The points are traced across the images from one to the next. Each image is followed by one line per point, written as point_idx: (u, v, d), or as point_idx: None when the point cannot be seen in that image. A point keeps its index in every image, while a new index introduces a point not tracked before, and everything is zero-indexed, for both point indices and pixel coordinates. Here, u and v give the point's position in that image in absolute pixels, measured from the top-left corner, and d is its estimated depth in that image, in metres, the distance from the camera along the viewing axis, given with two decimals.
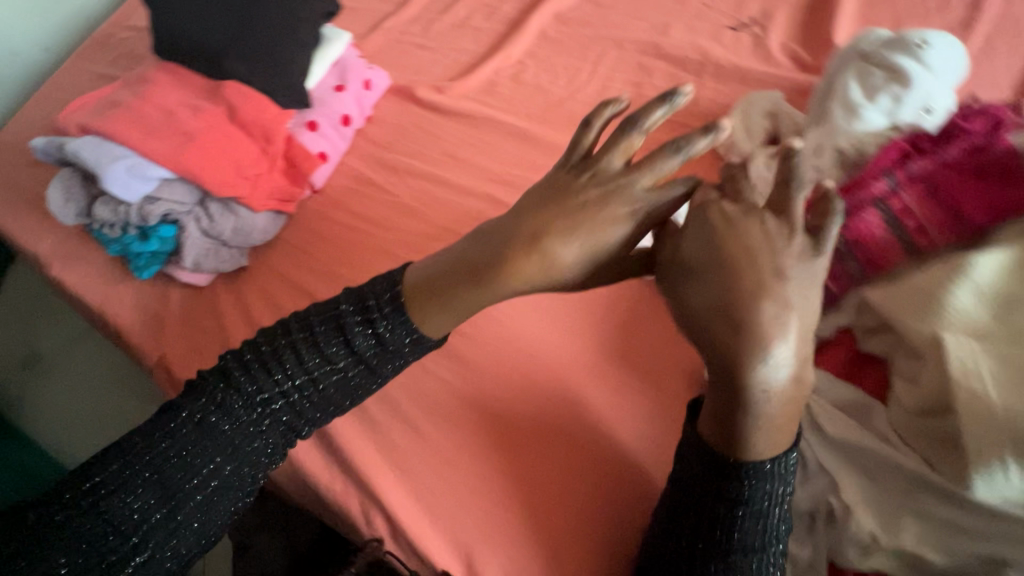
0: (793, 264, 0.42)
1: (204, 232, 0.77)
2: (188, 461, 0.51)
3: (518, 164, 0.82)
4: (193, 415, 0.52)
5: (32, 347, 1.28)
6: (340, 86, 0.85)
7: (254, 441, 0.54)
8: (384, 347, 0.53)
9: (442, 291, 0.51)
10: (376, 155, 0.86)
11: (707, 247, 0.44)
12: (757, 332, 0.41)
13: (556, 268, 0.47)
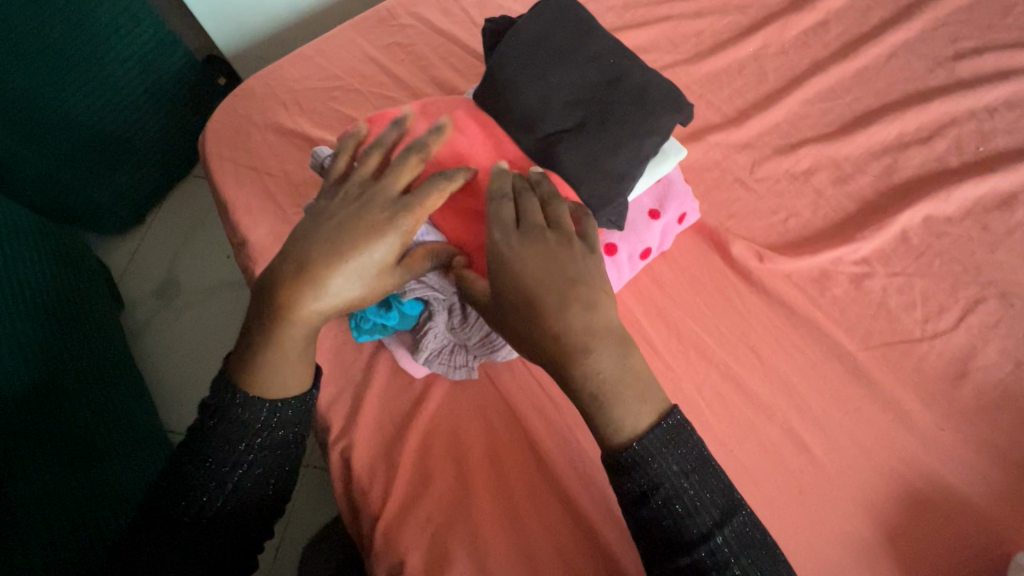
0: (578, 266, 0.51)
1: (449, 327, 0.64)
2: (212, 494, 0.53)
3: (834, 399, 0.64)
4: (210, 449, 0.53)
5: (173, 277, 1.23)
6: (656, 212, 0.69)
7: (276, 448, 0.55)
8: (251, 417, 0.53)
9: (273, 334, 0.48)
10: (658, 302, 0.71)
11: (517, 273, 0.49)
12: (579, 343, 0.48)
13: (340, 298, 0.48)
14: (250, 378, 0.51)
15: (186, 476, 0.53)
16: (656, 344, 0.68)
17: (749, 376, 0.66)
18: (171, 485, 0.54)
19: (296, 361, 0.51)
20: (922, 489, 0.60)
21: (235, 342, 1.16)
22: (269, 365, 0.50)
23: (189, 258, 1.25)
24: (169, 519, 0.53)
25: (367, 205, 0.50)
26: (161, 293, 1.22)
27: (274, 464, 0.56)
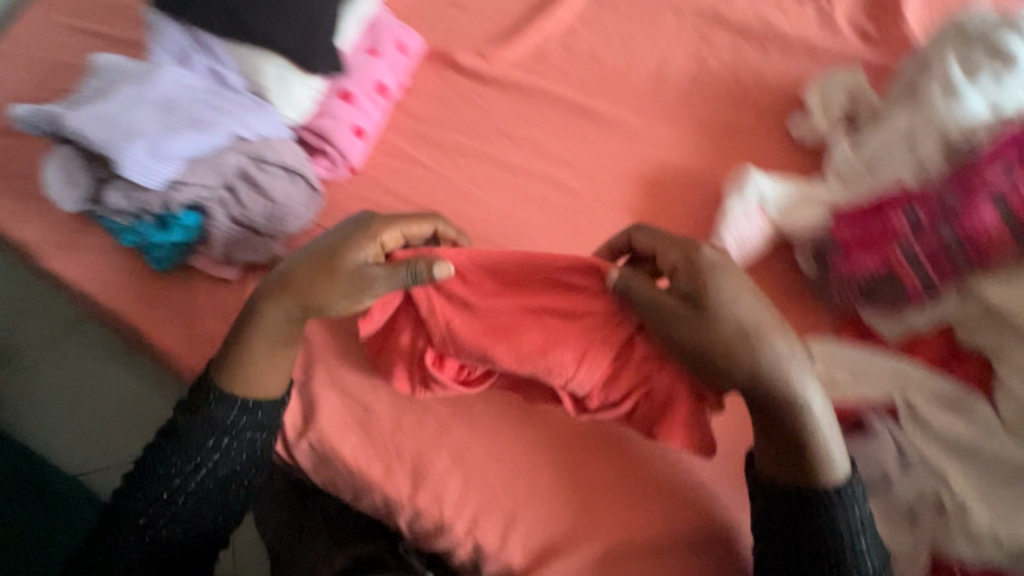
0: (738, 303, 0.50)
1: (233, 219, 0.69)
2: (171, 493, 0.57)
3: (577, 142, 0.75)
4: (173, 440, 0.58)
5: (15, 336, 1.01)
6: (374, 50, 0.77)
7: (236, 451, 0.59)
8: (219, 432, 0.58)
9: (231, 346, 0.59)
10: (417, 129, 0.78)
11: (706, 338, 0.49)
12: (774, 366, 0.49)
13: (757, 368, 0.49)
14: (228, 378, 0.58)
15: (151, 470, 0.58)
16: (427, 164, 0.76)
17: (507, 154, 0.76)
18: (138, 479, 0.58)
19: (266, 364, 0.59)
20: (660, 177, 0.73)
21: (122, 367, 0.99)
22: (245, 366, 0.58)
23: (23, 307, 1.02)
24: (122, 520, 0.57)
25: (354, 259, 0.56)
26: (12, 356, 1.01)
27: (220, 487, 0.59)
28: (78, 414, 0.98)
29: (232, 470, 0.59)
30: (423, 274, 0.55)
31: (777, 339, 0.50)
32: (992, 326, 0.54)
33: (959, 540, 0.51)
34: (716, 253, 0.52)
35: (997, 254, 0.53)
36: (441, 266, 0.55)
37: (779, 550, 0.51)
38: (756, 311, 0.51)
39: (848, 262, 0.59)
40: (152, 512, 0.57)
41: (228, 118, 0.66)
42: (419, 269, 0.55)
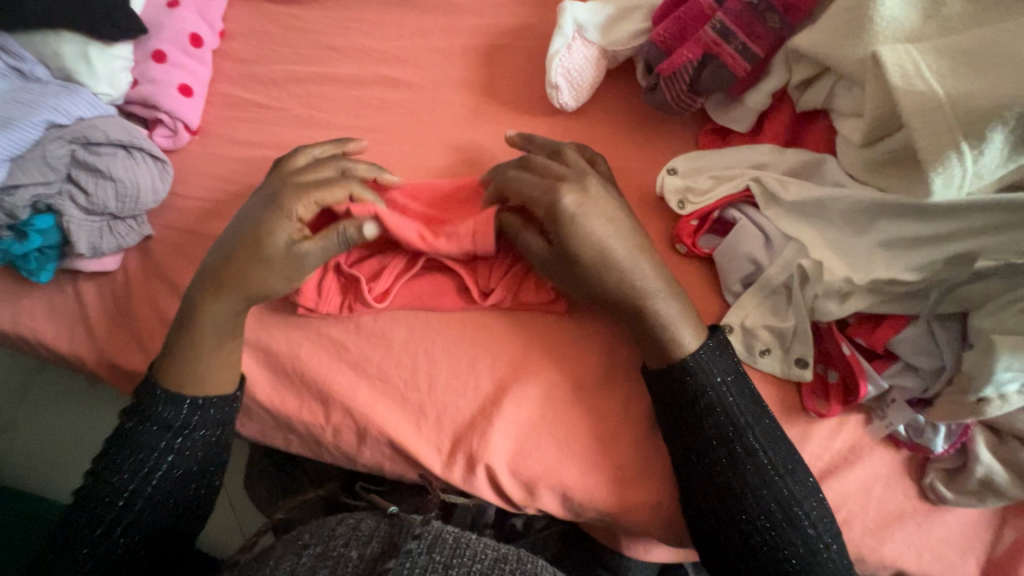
0: (604, 198, 0.55)
1: (87, 211, 0.67)
2: (133, 492, 0.54)
3: (402, 35, 0.73)
4: (132, 437, 0.56)
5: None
6: (174, 2, 0.74)
7: (198, 448, 0.57)
8: (193, 408, 0.57)
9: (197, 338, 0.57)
10: (249, 72, 0.77)
11: (592, 217, 0.54)
12: (620, 254, 0.53)
13: (599, 265, 0.53)
14: (172, 381, 0.57)
15: (108, 471, 0.55)
16: (266, 102, 0.75)
17: (338, 67, 0.74)
18: (93, 486, 0.54)
19: (224, 361, 0.59)
20: (492, 42, 0.71)
21: (90, 401, 1.03)
22: (201, 362, 0.57)
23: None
24: (79, 532, 0.53)
25: (278, 246, 0.57)
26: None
27: (200, 461, 0.57)
28: (66, 454, 1.01)
29: (190, 469, 0.57)
30: (355, 236, 0.57)
31: (620, 257, 0.54)
32: (816, 81, 0.53)
33: (828, 301, 0.51)
34: (574, 198, 0.54)
35: (807, 2, 0.51)
36: (369, 223, 0.57)
37: (675, 418, 0.53)
38: (605, 211, 0.54)
39: (669, 59, 0.56)
40: (109, 520, 0.53)
41: (38, 106, 0.64)
42: (347, 232, 0.57)
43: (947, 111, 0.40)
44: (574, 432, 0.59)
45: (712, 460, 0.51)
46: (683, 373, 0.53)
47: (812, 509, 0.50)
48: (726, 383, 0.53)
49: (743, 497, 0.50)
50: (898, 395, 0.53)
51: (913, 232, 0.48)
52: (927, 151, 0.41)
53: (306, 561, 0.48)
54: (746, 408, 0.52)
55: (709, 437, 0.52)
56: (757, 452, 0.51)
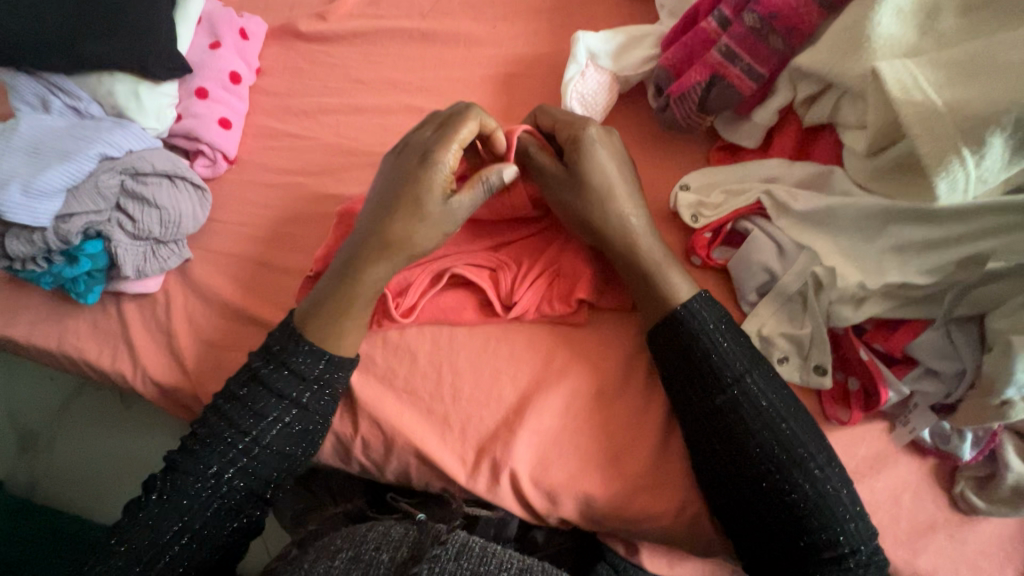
0: (609, 150, 0.61)
1: (133, 236, 0.72)
2: (241, 448, 0.59)
3: (424, 66, 0.78)
4: (249, 396, 0.60)
5: (23, 425, 1.07)
6: (216, 43, 0.80)
7: (303, 418, 0.61)
8: (306, 382, 0.60)
9: (344, 306, 0.61)
10: (281, 104, 0.82)
11: (595, 169, 0.59)
12: (616, 202, 0.59)
13: (599, 209, 0.59)
14: (319, 337, 0.61)
15: (220, 424, 0.59)
16: (298, 131, 0.80)
17: (365, 98, 0.79)
18: (207, 437, 0.59)
19: (362, 323, 0.62)
20: (509, 70, 0.76)
21: (125, 419, 1.06)
22: (340, 323, 0.61)
23: (20, 397, 1.08)
24: (188, 477, 0.58)
25: (426, 201, 0.59)
26: (25, 444, 1.07)
27: (294, 440, 0.61)
28: (99, 472, 1.04)
29: (287, 447, 0.60)
30: (495, 178, 0.59)
31: (621, 196, 0.59)
32: (820, 97, 0.55)
33: (843, 307, 0.52)
34: (598, 132, 0.61)
35: (807, 23, 0.54)
36: (509, 169, 0.59)
37: (683, 371, 0.55)
38: (618, 154, 0.61)
39: (678, 81, 0.59)
40: (217, 468, 0.58)
41: (93, 140, 0.69)
42: (491, 176, 0.59)
43: (947, 118, 0.42)
44: (595, 439, 0.60)
45: (715, 408, 0.54)
46: (680, 323, 0.55)
47: (816, 450, 0.52)
48: (722, 331, 0.55)
49: (747, 444, 0.52)
50: (920, 401, 0.53)
51: (924, 237, 0.49)
52: (931, 157, 0.42)
53: (340, 565, 0.52)
54: (741, 354, 0.54)
55: (709, 387, 0.54)
56: (755, 399, 0.53)
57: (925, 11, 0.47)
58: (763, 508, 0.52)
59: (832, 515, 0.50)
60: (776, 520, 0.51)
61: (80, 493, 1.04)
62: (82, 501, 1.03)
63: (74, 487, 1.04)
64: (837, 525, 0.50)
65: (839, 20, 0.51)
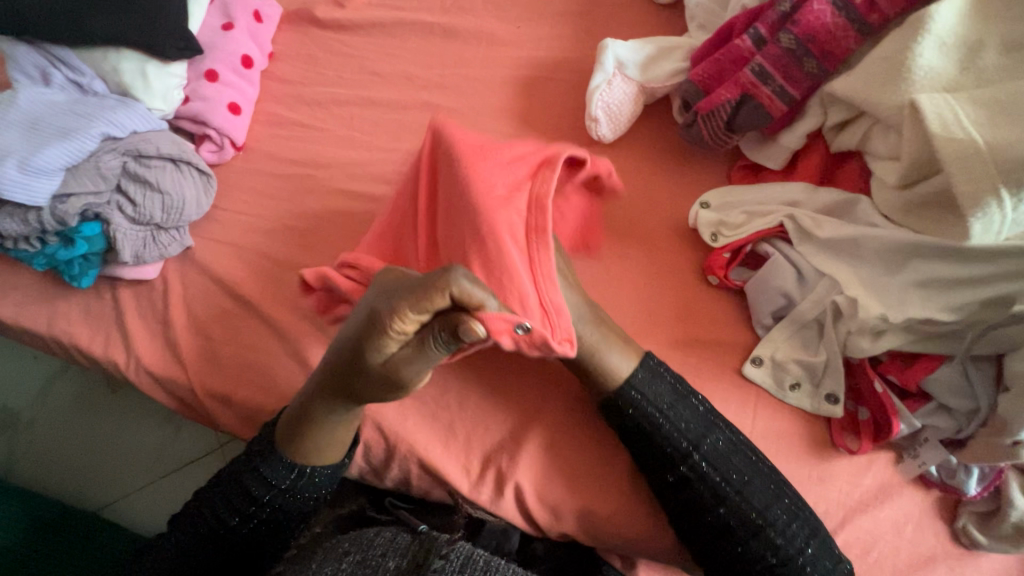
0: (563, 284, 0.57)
1: (133, 220, 0.69)
2: (234, 526, 0.58)
3: (443, 61, 0.77)
4: (244, 479, 0.58)
5: None
6: (228, 24, 0.78)
7: (293, 501, 0.58)
8: (298, 472, 0.58)
9: (315, 451, 0.57)
10: (293, 92, 0.80)
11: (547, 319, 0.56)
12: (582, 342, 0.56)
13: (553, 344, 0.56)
14: (303, 456, 0.57)
15: (219, 496, 0.59)
16: (309, 121, 0.78)
17: (381, 90, 0.77)
18: (205, 503, 0.59)
19: (339, 445, 0.57)
20: (531, 73, 0.74)
21: (108, 406, 1.04)
22: (304, 442, 0.56)
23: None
24: (223, 501, 0.58)
25: (367, 351, 0.45)
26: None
27: (289, 519, 0.59)
28: (75, 458, 1.01)
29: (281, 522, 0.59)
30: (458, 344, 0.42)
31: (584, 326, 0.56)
32: (851, 123, 0.55)
33: (862, 338, 0.52)
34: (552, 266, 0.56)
35: (843, 48, 0.54)
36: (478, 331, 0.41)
37: (642, 440, 0.54)
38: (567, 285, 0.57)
39: (706, 97, 0.59)
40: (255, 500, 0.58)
41: (95, 118, 0.66)
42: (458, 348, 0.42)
43: (988, 159, 0.42)
44: (582, 479, 0.59)
45: (680, 477, 0.53)
46: (622, 404, 0.54)
47: (775, 512, 0.52)
48: (664, 410, 0.54)
49: (687, 519, 0.53)
50: (930, 435, 0.54)
51: (951, 274, 0.49)
52: (967, 196, 0.43)
53: (347, 569, 0.51)
54: (687, 427, 0.53)
55: (666, 460, 0.53)
56: (707, 472, 0.53)
57: (967, 46, 0.47)
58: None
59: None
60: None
61: (53, 478, 1.00)
62: (55, 489, 0.99)
63: (48, 473, 1.00)
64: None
65: (877, 48, 0.50)
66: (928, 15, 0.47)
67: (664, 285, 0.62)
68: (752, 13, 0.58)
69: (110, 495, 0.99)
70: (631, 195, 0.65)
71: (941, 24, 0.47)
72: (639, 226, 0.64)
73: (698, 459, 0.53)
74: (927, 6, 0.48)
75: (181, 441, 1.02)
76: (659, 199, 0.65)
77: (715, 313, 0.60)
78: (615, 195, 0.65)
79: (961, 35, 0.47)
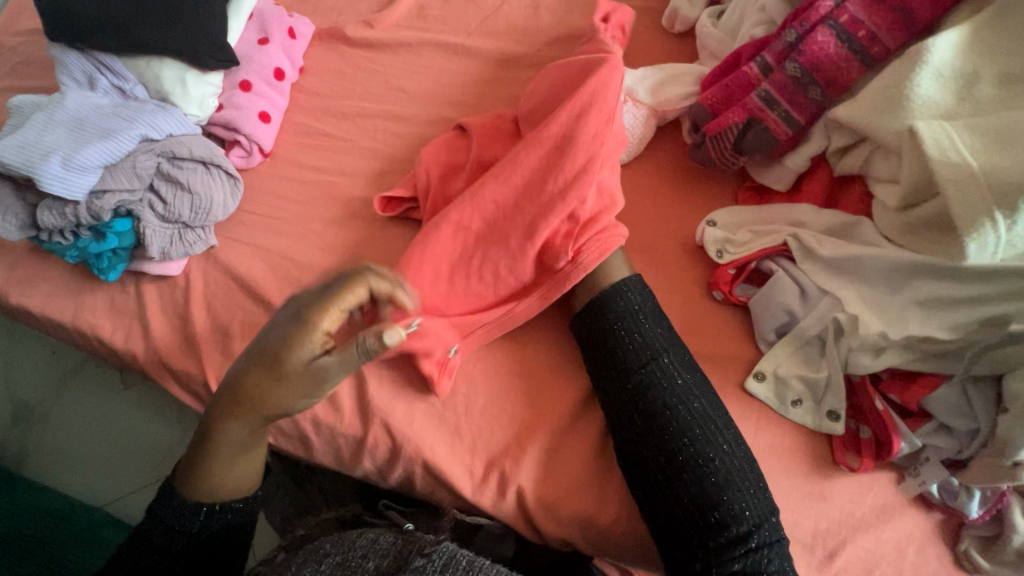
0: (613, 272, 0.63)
1: (162, 218, 0.73)
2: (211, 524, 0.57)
3: (464, 81, 0.82)
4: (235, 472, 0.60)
5: (16, 394, 1.07)
6: (264, 39, 0.83)
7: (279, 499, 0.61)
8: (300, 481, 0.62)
9: (207, 468, 0.55)
10: (320, 104, 0.84)
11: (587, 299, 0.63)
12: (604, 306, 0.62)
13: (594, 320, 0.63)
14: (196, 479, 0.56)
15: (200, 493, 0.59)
16: (334, 131, 0.82)
17: (404, 106, 0.82)
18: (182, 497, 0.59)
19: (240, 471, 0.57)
20: None
21: (120, 403, 1.05)
22: (214, 469, 0.55)
23: (17, 368, 1.08)
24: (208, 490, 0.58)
25: (294, 358, 0.51)
26: (15, 416, 1.05)
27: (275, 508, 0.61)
28: (86, 451, 1.03)
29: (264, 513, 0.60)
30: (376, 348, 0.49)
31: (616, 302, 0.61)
32: (853, 148, 0.57)
33: (863, 354, 0.54)
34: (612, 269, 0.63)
35: (846, 77, 0.56)
36: (390, 335, 0.49)
37: (609, 335, 0.59)
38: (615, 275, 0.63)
39: (715, 120, 0.62)
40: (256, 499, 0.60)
41: (135, 121, 0.70)
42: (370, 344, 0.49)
43: (981, 182, 0.44)
44: (571, 453, 0.61)
45: (635, 369, 0.57)
46: (605, 298, 0.61)
47: (721, 421, 0.55)
48: (641, 309, 0.60)
49: (641, 412, 0.56)
50: (931, 454, 0.54)
51: (948, 292, 0.50)
52: (963, 217, 0.44)
53: (326, 569, 0.50)
54: (658, 328, 0.59)
55: (627, 354, 0.58)
56: (667, 366, 0.57)
57: (963, 77, 0.49)
58: (668, 485, 0.53)
59: (722, 481, 0.52)
60: (673, 487, 0.53)
61: (64, 469, 1.02)
62: (64, 482, 1.01)
63: (58, 465, 1.02)
64: (727, 489, 0.52)
65: (878, 78, 0.53)
66: (926, 48, 0.50)
67: (671, 298, 0.63)
68: (760, 42, 0.61)
69: (116, 489, 1.00)
70: (640, 210, 0.67)
71: (938, 56, 0.49)
72: (646, 240, 0.66)
73: (660, 355, 0.58)
74: (925, 40, 0.50)
75: (189, 439, 1.03)
76: (667, 214, 0.67)
77: (720, 327, 0.62)
78: (625, 209, 0.67)
79: (958, 67, 0.50)
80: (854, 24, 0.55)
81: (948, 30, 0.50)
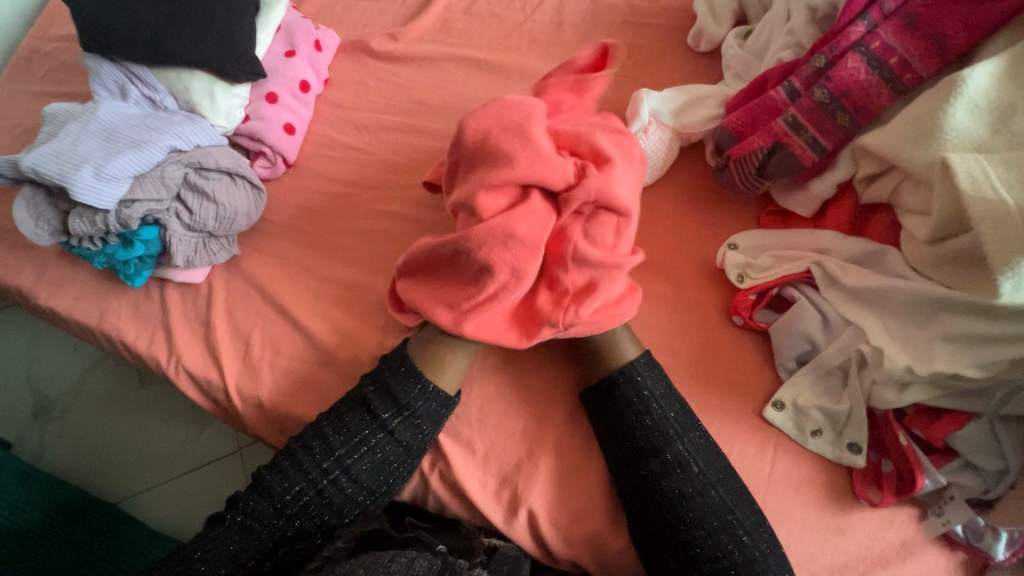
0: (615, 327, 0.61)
1: (188, 227, 0.74)
2: (325, 469, 0.58)
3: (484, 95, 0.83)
4: (348, 414, 0.60)
5: (40, 389, 1.09)
6: (291, 51, 0.84)
7: (388, 445, 0.59)
8: (407, 413, 0.60)
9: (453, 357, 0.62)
10: (343, 116, 0.85)
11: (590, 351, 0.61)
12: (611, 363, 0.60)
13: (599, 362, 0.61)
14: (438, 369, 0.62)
15: (304, 451, 0.59)
16: (356, 144, 0.83)
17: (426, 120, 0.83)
18: (296, 448, 0.59)
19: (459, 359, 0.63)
20: None
21: (141, 402, 1.08)
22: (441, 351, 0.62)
23: (42, 364, 1.11)
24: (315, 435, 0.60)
25: None
26: (39, 411, 1.08)
27: (377, 462, 0.59)
28: (106, 449, 1.05)
29: (370, 463, 0.59)
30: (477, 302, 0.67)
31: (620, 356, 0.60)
32: (881, 177, 0.56)
33: (887, 388, 0.53)
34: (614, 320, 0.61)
35: (876, 104, 0.55)
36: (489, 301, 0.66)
37: (625, 426, 0.57)
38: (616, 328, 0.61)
39: (740, 144, 0.61)
40: (359, 436, 0.59)
41: (164, 132, 0.72)
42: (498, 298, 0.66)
43: (1016, 220, 0.43)
44: (587, 480, 0.60)
45: (651, 466, 0.56)
46: (618, 385, 0.58)
47: (749, 517, 0.53)
48: (657, 396, 0.58)
49: (654, 501, 0.55)
50: (956, 493, 0.53)
51: (978, 329, 0.49)
52: (998, 256, 0.43)
53: None
54: (674, 417, 0.57)
55: (642, 451, 0.56)
56: (687, 459, 0.55)
57: (998, 109, 0.48)
58: None
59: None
60: None
61: (85, 465, 1.04)
62: (84, 477, 1.03)
63: (79, 461, 1.04)
64: None
65: (910, 107, 0.52)
66: (960, 79, 0.49)
67: (690, 320, 0.63)
68: (786, 65, 0.61)
69: (134, 488, 1.02)
70: (659, 231, 0.67)
71: (974, 87, 0.48)
72: (664, 262, 0.66)
73: (679, 448, 0.56)
74: (960, 70, 0.49)
75: (203, 441, 1.05)
76: (687, 235, 0.66)
77: (738, 352, 0.61)
78: (644, 230, 0.67)
79: (993, 99, 0.48)
80: (886, 51, 0.54)
81: (984, 61, 0.49)
